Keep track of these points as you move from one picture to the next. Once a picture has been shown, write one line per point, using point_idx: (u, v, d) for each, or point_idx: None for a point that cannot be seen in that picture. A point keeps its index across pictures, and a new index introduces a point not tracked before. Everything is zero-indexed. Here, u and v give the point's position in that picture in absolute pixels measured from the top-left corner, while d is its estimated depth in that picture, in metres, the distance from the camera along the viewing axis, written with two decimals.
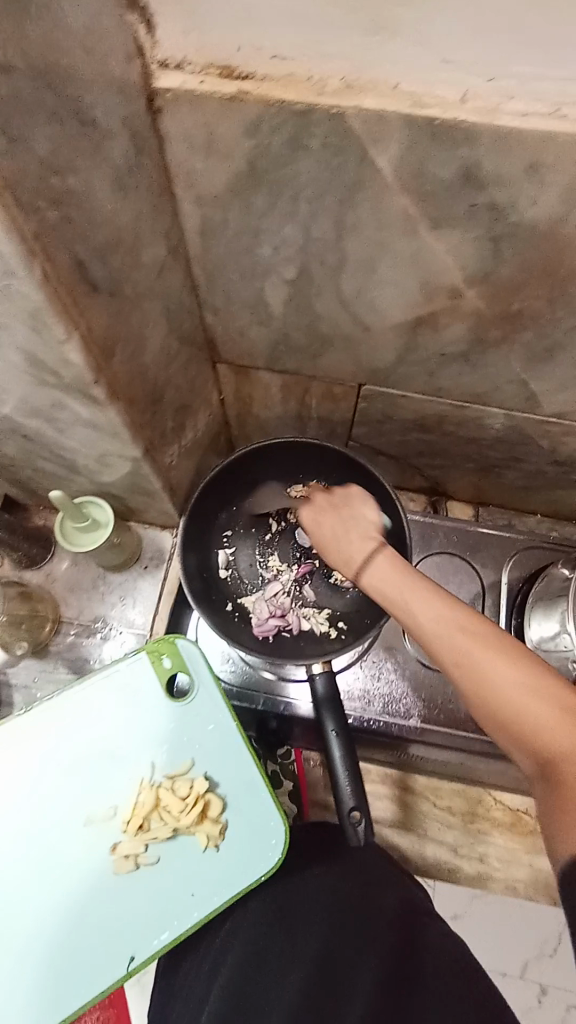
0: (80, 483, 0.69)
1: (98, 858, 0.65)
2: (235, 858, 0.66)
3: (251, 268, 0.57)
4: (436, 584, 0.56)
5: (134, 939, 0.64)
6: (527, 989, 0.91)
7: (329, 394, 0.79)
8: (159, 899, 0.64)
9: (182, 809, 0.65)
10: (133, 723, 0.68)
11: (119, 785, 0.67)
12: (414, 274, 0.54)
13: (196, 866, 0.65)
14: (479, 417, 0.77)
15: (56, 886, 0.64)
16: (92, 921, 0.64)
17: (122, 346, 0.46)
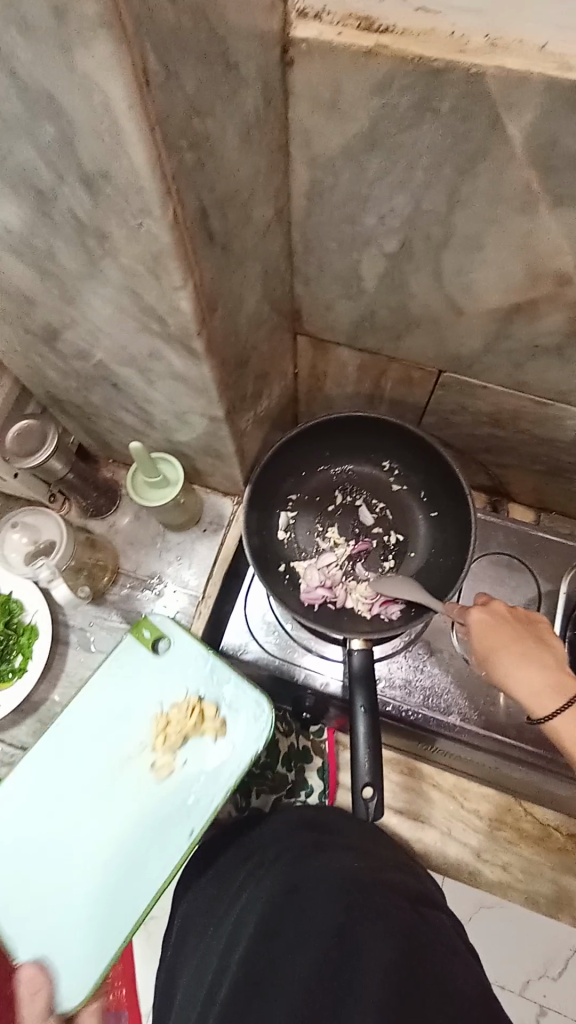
0: (155, 439, 0.71)
1: (122, 801, 0.70)
2: (236, 746, 0.70)
3: (351, 237, 0.56)
4: (540, 659, 0.65)
5: (185, 824, 0.68)
6: (527, 1006, 0.87)
7: (406, 377, 0.78)
8: (182, 807, 0.69)
9: (186, 720, 0.71)
10: (127, 686, 0.74)
11: (125, 735, 0.72)
12: (521, 254, 0.52)
13: (209, 759, 0.70)
14: (560, 416, 0.74)
15: (93, 853, 0.69)
16: (127, 857, 0.68)
17: (224, 302, 0.47)
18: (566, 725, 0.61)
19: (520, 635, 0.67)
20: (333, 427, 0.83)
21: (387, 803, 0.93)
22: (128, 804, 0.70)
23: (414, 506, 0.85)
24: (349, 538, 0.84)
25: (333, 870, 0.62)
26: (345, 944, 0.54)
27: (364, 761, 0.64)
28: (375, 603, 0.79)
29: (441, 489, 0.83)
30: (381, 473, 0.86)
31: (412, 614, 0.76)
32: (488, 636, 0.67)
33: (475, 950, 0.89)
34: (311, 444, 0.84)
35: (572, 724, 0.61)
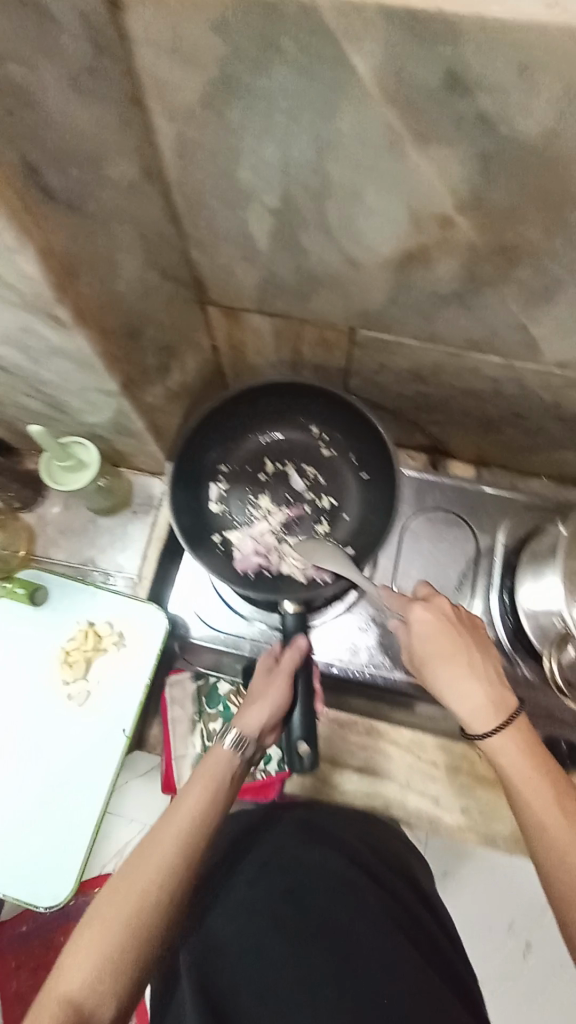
0: (66, 422, 0.70)
1: (48, 744, 0.76)
2: (135, 647, 0.78)
3: (232, 194, 0.55)
4: (485, 676, 0.65)
5: (120, 723, 0.76)
6: (514, 949, 0.95)
7: (322, 339, 0.77)
8: (105, 716, 0.76)
9: (87, 647, 0.77)
10: (24, 643, 0.78)
11: (34, 681, 0.77)
12: (400, 199, 0.51)
13: (117, 667, 0.77)
14: (475, 366, 0.74)
15: (32, 797, 0.74)
16: (68, 779, 0.75)
17: (90, 267, 0.46)
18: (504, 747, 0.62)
19: (470, 639, 0.67)
20: (256, 396, 0.82)
21: (348, 763, 0.96)
22: (53, 746, 0.75)
23: (344, 467, 0.85)
24: (282, 504, 0.83)
25: (335, 874, 0.75)
26: (342, 957, 0.69)
27: (296, 718, 0.70)
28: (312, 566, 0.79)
29: (371, 448, 0.83)
30: (311, 437, 0.85)
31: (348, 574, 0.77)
32: (433, 643, 0.67)
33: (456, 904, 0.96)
34: (236, 414, 0.84)
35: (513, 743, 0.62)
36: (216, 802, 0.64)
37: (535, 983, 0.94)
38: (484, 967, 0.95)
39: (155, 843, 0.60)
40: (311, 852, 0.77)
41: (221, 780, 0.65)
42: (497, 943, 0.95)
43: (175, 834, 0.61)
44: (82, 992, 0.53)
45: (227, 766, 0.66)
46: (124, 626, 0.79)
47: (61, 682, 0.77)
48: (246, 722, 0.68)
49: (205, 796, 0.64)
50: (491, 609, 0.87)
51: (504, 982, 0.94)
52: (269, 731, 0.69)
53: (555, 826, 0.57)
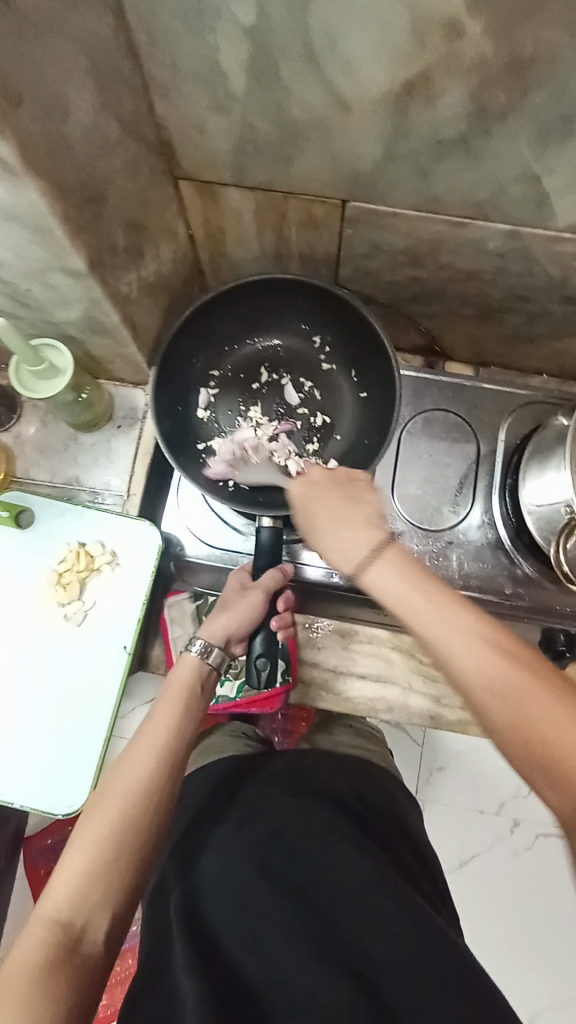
0: (31, 319, 0.63)
1: (49, 666, 0.74)
2: (130, 565, 0.75)
3: (198, 10, 0.45)
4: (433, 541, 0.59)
5: (121, 640, 0.74)
6: (502, 821, 1.06)
7: (308, 215, 0.68)
8: (106, 635, 0.74)
9: (79, 568, 0.74)
10: (13, 568, 0.75)
11: (28, 605, 0.75)
12: (400, 1, 0.42)
13: (113, 586, 0.75)
14: (479, 238, 0.67)
15: (40, 717, 0.74)
16: (76, 698, 0.74)
17: (33, 92, 0.38)
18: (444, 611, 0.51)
19: (393, 489, 0.61)
20: (245, 293, 0.75)
21: (352, 671, 0.97)
22: (54, 668, 0.74)
23: (342, 383, 0.79)
24: (273, 420, 0.78)
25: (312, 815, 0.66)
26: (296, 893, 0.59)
27: (256, 636, 0.70)
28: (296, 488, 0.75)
29: (370, 360, 0.77)
30: (310, 344, 0.79)
31: None
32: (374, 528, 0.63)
33: (453, 788, 1.07)
34: (221, 317, 0.76)
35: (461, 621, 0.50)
36: (189, 716, 0.64)
37: (521, 850, 1.07)
38: (478, 842, 1.06)
39: (133, 759, 0.59)
40: (293, 811, 0.66)
41: (194, 695, 0.65)
42: (489, 820, 1.07)
43: (150, 749, 0.59)
44: (70, 907, 0.51)
45: (198, 680, 0.66)
46: (116, 546, 0.75)
47: (55, 604, 0.75)
48: (214, 628, 0.69)
49: (178, 712, 0.63)
50: (492, 510, 0.85)
51: (494, 852, 1.06)
52: (238, 639, 0.70)
53: (546, 711, 0.46)
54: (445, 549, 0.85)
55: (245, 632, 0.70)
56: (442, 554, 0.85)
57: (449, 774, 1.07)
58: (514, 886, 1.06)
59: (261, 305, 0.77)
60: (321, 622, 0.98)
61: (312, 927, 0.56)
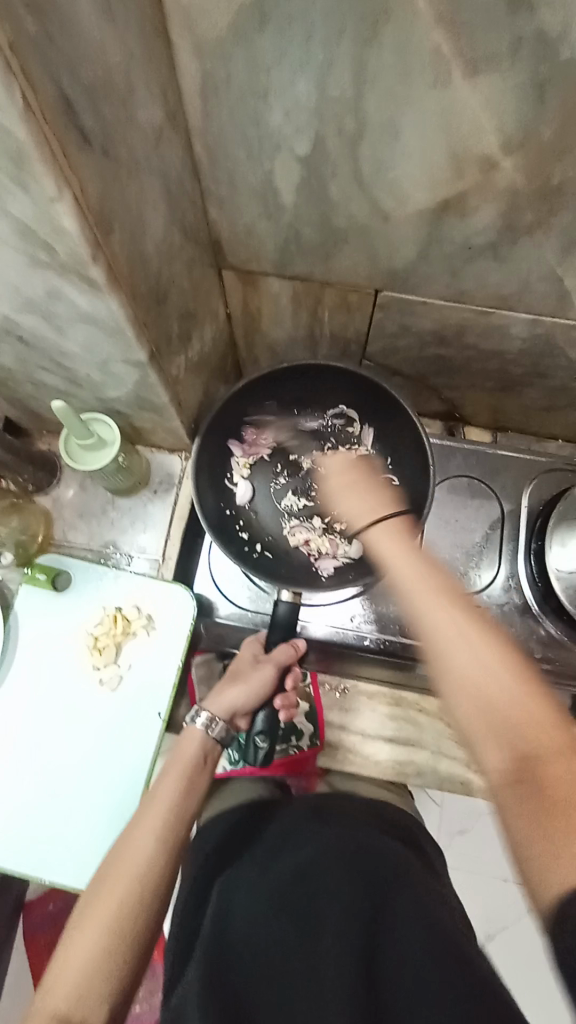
0: (83, 398, 0.66)
1: (82, 731, 0.74)
2: (165, 630, 0.76)
3: (259, 142, 0.51)
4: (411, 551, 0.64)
5: (154, 707, 0.74)
6: (527, 892, 1.00)
7: (343, 302, 0.73)
8: (139, 701, 0.74)
9: (115, 633, 0.75)
10: (50, 629, 0.76)
11: (63, 667, 0.75)
12: (442, 140, 0.47)
13: (148, 651, 0.76)
14: (502, 324, 0.72)
15: (70, 784, 0.73)
16: (107, 765, 0.73)
17: (121, 220, 0.42)
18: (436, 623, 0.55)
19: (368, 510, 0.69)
20: (290, 375, 0.79)
21: (376, 734, 0.96)
22: (88, 734, 0.74)
23: (376, 465, 0.82)
24: (309, 498, 0.82)
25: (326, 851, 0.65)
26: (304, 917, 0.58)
27: (259, 714, 0.70)
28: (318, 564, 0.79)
29: (402, 444, 0.80)
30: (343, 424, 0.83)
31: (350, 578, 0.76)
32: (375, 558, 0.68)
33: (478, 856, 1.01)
34: (262, 394, 0.81)
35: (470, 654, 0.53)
36: (192, 793, 0.63)
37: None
38: (503, 915, 1.00)
39: (133, 841, 0.58)
40: (311, 845, 0.67)
41: (197, 768, 0.64)
42: (513, 890, 1.01)
43: (151, 828, 0.59)
44: (69, 1001, 0.49)
45: (200, 754, 0.65)
46: (153, 608, 0.77)
47: (91, 667, 0.75)
48: (223, 701, 0.67)
49: (180, 788, 0.62)
50: (518, 573, 0.87)
51: (521, 926, 1.00)
52: (243, 714, 0.69)
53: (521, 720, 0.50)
54: None
55: (250, 707, 0.69)
56: None
57: (472, 840, 1.01)
58: (545, 965, 0.99)
59: (300, 386, 0.81)
60: (346, 683, 0.98)
61: (315, 941, 0.54)
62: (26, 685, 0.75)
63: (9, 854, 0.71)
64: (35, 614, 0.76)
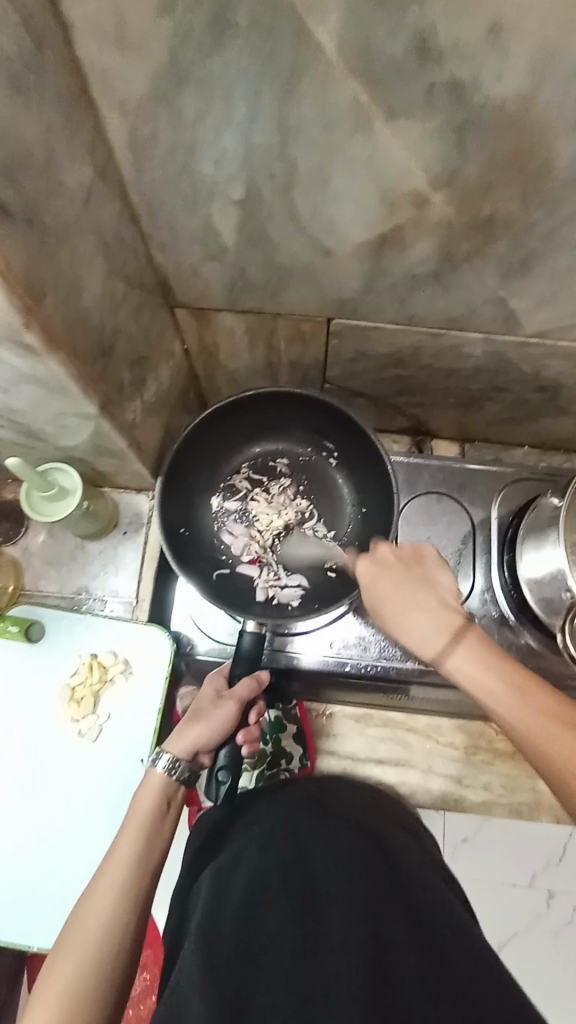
0: (41, 450, 0.66)
1: (66, 780, 0.74)
2: (144, 673, 0.76)
3: (194, 191, 0.51)
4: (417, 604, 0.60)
5: (138, 752, 0.75)
6: (537, 895, 0.94)
7: (297, 333, 0.74)
8: (123, 747, 0.75)
9: (92, 680, 0.75)
10: (27, 681, 0.76)
11: (43, 717, 0.76)
12: (372, 182, 0.48)
13: (127, 697, 0.76)
14: (456, 346, 0.73)
15: (58, 835, 0.73)
16: (94, 813, 0.74)
17: (54, 284, 0.43)
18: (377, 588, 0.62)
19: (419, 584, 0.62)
20: (251, 410, 0.80)
21: (368, 756, 0.96)
22: (70, 789, 0.74)
23: (344, 493, 0.84)
24: (279, 524, 0.82)
25: (343, 844, 0.65)
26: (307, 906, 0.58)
27: (221, 750, 0.67)
28: (286, 590, 0.79)
29: (366, 470, 0.81)
30: (314, 454, 0.84)
31: (316, 603, 0.77)
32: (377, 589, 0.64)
33: (481, 863, 0.96)
34: (227, 427, 0.81)
35: (427, 619, 0.59)
36: (154, 842, 0.60)
37: (561, 927, 0.94)
38: (511, 920, 0.94)
39: (93, 903, 0.55)
40: (320, 828, 0.67)
41: (158, 818, 0.62)
42: (519, 896, 0.95)
43: (111, 886, 0.56)
44: None
45: (163, 800, 0.63)
46: (128, 654, 0.77)
47: (69, 720, 0.75)
48: (184, 741, 0.65)
49: (143, 837, 0.60)
50: (493, 584, 0.87)
51: (532, 930, 0.94)
52: (206, 751, 0.67)
53: (517, 718, 0.52)
54: None
55: (212, 744, 0.67)
56: None
57: (477, 846, 0.96)
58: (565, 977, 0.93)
59: (267, 418, 0.82)
60: (333, 708, 0.98)
61: (333, 944, 0.55)
62: (7, 739, 0.75)
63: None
64: (12, 666, 0.76)
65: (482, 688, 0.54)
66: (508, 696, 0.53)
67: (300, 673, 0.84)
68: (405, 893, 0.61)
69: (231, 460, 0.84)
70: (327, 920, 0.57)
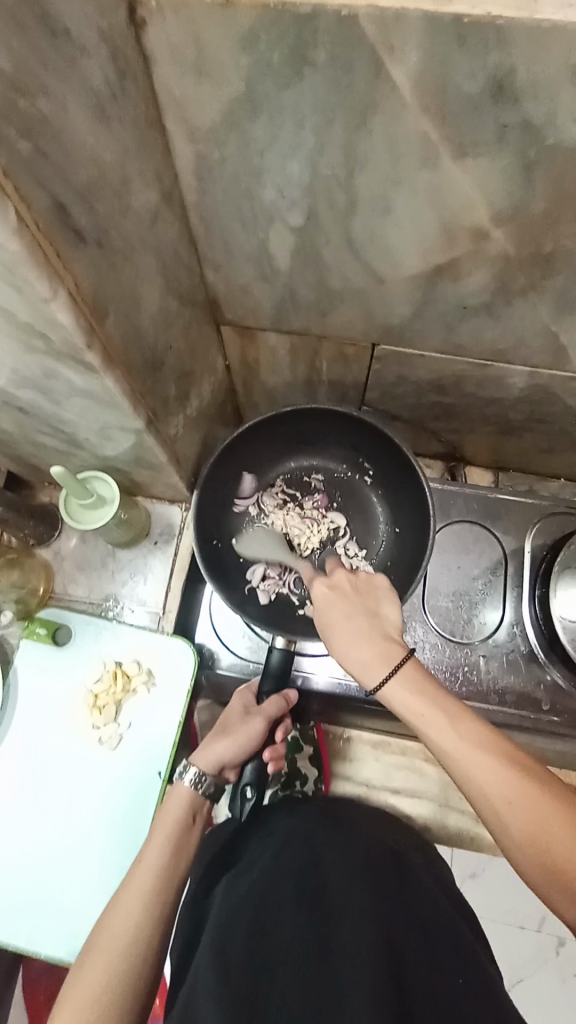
0: (82, 458, 0.67)
1: (83, 788, 0.74)
2: (166, 685, 0.76)
3: (253, 214, 0.52)
4: (361, 625, 0.57)
5: (156, 764, 0.74)
6: (544, 939, 0.90)
7: (340, 355, 0.74)
8: (141, 758, 0.75)
9: (114, 688, 0.76)
10: (51, 686, 0.77)
11: (63, 722, 0.76)
12: (434, 213, 0.48)
13: (148, 708, 0.76)
14: (500, 376, 0.72)
15: (73, 841, 0.73)
16: (108, 823, 0.73)
17: (116, 302, 0.44)
18: (325, 606, 0.60)
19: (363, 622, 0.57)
20: (290, 425, 0.80)
21: (383, 784, 0.94)
22: (88, 795, 0.74)
23: (378, 512, 0.84)
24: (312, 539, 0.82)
25: (356, 856, 0.63)
26: (318, 915, 0.56)
27: (247, 766, 0.67)
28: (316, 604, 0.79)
29: (402, 490, 0.81)
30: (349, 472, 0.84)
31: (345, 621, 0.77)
32: (328, 607, 0.60)
33: (489, 903, 0.92)
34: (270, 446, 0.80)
35: (370, 652, 0.55)
36: (181, 854, 0.59)
37: (569, 976, 0.90)
38: (517, 964, 0.90)
39: (120, 910, 0.54)
40: (332, 841, 0.65)
41: (184, 828, 0.61)
42: (526, 941, 0.91)
43: (138, 895, 0.55)
44: None
45: (190, 811, 0.62)
46: (152, 664, 0.77)
47: (90, 726, 0.76)
48: (211, 756, 0.65)
49: (169, 847, 0.59)
50: (523, 618, 0.85)
51: (539, 978, 0.90)
52: (232, 767, 0.66)
53: (471, 758, 0.48)
54: (474, 657, 0.85)
55: (239, 760, 0.66)
56: (472, 665, 0.84)
57: (487, 885, 0.93)
58: None
59: (307, 434, 0.82)
60: (350, 731, 0.97)
61: (339, 951, 0.52)
62: (27, 742, 0.75)
63: (10, 915, 0.71)
64: (38, 670, 0.77)
65: (414, 716, 0.51)
66: (485, 761, 0.48)
67: (320, 695, 0.83)
68: (412, 907, 0.58)
69: (265, 475, 0.84)
70: (342, 926, 0.55)
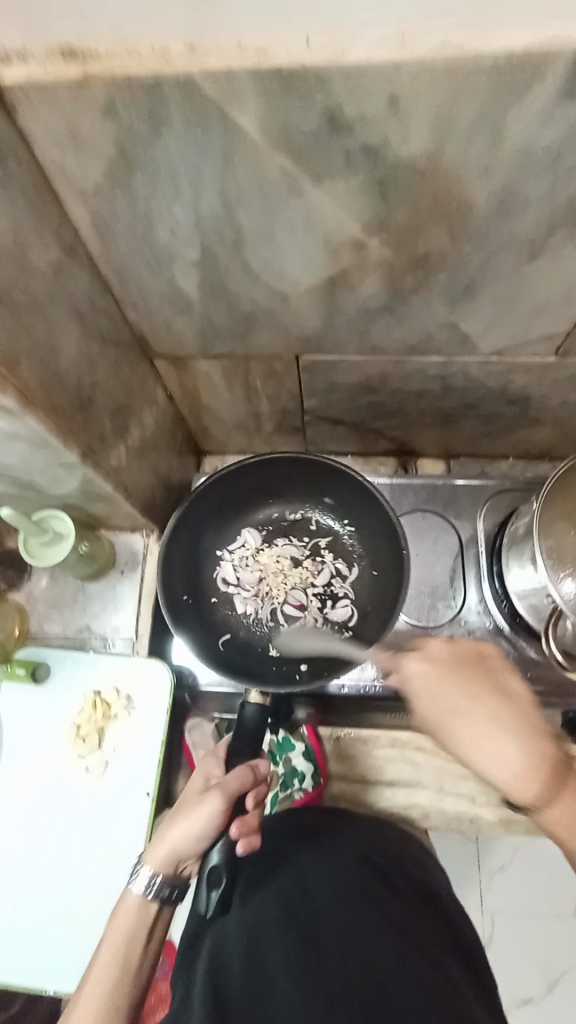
0: (36, 499, 0.71)
1: (76, 820, 0.76)
2: (145, 706, 0.79)
3: (155, 256, 0.57)
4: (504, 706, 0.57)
5: (142, 785, 0.77)
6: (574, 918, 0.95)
7: (270, 371, 0.78)
8: (129, 782, 0.77)
9: (95, 716, 0.78)
10: (34, 724, 0.79)
11: (49, 757, 0.78)
12: (313, 232, 0.53)
13: (129, 731, 0.78)
14: (420, 369, 0.76)
15: (71, 875, 0.74)
16: (103, 851, 0.75)
17: (30, 352, 0.48)
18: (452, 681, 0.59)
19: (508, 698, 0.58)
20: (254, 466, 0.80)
21: (378, 778, 0.96)
22: (80, 826, 0.76)
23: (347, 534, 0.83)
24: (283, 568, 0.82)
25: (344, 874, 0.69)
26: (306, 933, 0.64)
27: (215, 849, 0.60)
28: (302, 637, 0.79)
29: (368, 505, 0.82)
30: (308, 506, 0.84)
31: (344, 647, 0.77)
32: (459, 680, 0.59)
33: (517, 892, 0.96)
34: (228, 491, 0.81)
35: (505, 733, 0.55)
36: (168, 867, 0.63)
37: None
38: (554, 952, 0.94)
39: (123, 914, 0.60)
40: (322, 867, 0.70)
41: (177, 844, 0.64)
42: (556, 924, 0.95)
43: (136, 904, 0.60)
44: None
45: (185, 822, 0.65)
46: (130, 689, 0.80)
47: (76, 757, 0.78)
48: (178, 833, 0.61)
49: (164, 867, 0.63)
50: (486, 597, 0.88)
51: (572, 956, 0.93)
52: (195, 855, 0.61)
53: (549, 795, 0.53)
54: None
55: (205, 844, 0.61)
56: None
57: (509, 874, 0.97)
58: None
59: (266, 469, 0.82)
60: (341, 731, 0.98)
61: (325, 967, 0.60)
62: (16, 783, 0.77)
63: (17, 955, 0.72)
64: (21, 709, 0.80)
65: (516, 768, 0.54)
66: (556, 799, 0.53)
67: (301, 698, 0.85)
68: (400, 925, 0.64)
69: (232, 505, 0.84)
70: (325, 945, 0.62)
